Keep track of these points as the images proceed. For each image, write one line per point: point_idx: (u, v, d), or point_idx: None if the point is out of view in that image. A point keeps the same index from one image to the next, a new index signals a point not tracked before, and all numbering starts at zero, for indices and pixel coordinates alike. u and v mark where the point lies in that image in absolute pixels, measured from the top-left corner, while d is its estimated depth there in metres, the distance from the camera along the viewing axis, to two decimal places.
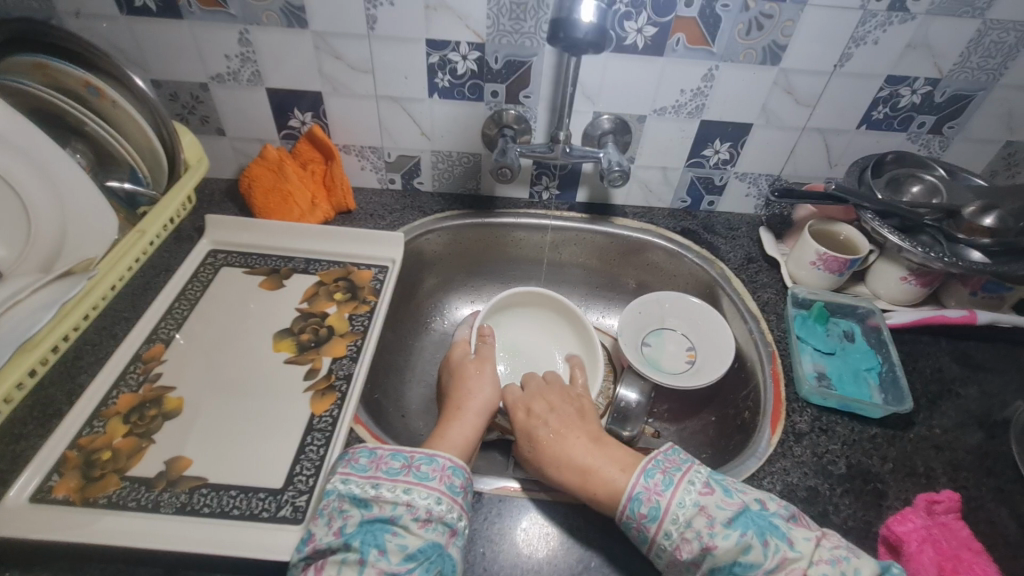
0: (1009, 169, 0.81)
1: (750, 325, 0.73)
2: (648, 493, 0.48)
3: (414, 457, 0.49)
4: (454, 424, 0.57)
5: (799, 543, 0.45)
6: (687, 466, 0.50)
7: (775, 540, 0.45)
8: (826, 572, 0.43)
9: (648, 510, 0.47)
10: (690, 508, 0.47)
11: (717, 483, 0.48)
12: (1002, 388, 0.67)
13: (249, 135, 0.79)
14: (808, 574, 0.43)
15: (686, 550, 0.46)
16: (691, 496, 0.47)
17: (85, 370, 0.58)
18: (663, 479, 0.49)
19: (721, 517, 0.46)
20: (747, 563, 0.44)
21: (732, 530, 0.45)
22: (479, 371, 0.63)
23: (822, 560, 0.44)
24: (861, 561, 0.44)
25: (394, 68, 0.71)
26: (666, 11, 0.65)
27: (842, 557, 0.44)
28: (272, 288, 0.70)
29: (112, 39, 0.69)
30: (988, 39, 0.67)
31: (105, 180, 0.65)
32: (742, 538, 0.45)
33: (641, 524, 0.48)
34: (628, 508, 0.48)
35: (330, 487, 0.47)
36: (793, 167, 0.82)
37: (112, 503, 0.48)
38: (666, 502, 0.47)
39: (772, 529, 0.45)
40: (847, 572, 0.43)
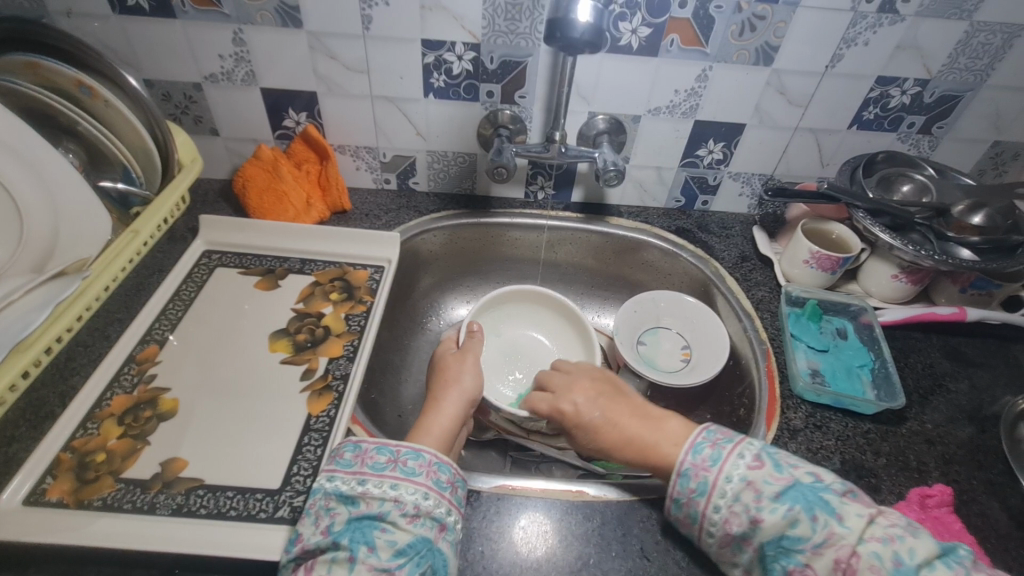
0: (997, 168, 0.82)
1: (745, 324, 0.74)
2: (696, 468, 0.48)
3: (400, 452, 0.49)
4: (434, 413, 0.57)
5: (849, 519, 0.43)
6: (737, 440, 0.49)
7: (823, 515, 0.43)
8: (877, 549, 0.41)
9: (696, 485, 0.48)
10: (738, 482, 0.47)
11: (768, 457, 0.47)
12: (992, 383, 0.68)
13: (243, 135, 0.79)
14: (857, 550, 0.42)
15: (735, 523, 0.46)
16: (739, 471, 0.47)
17: (79, 372, 0.57)
18: (711, 453, 0.49)
19: (769, 491, 0.45)
20: (796, 537, 0.43)
21: (779, 504, 0.44)
22: (459, 361, 0.63)
23: (874, 537, 0.42)
24: (918, 541, 0.41)
25: (390, 68, 0.71)
26: (660, 12, 0.66)
27: (896, 535, 0.42)
28: (267, 288, 0.69)
29: (104, 39, 0.68)
30: (975, 40, 0.68)
31: (98, 179, 0.64)
32: (789, 512, 0.44)
33: (690, 498, 0.48)
34: (676, 483, 0.49)
35: (315, 486, 0.47)
36: (786, 167, 0.83)
37: (107, 505, 0.48)
38: (713, 477, 0.47)
39: (822, 504, 0.44)
40: (901, 551, 0.41)
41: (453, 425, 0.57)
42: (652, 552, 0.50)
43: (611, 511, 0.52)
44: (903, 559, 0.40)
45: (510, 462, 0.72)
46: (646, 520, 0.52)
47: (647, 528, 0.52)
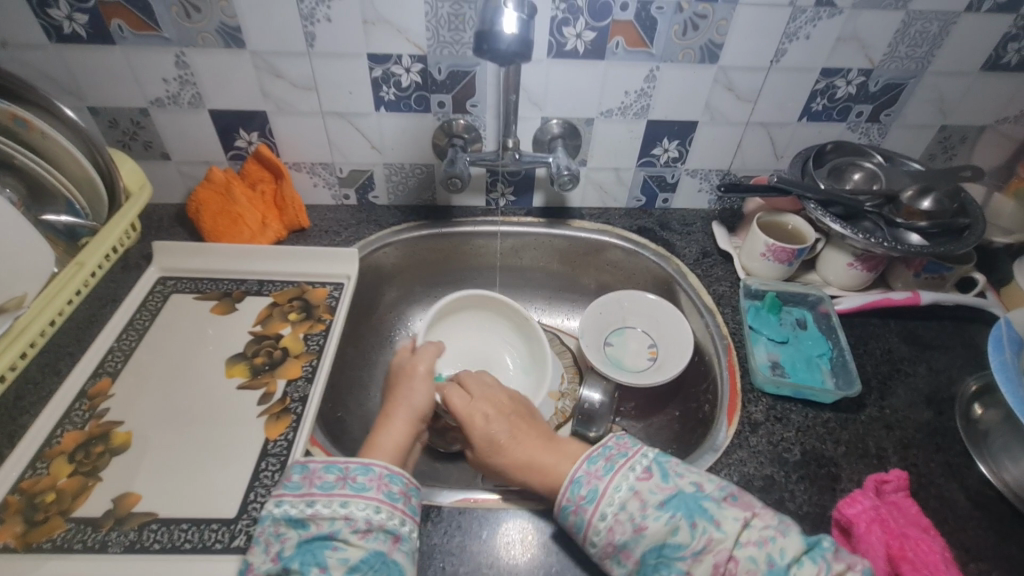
0: (946, 153, 0.84)
1: (706, 319, 0.75)
2: (588, 477, 0.50)
3: (349, 468, 0.48)
4: (384, 430, 0.56)
5: (726, 524, 0.45)
6: (631, 452, 0.51)
7: (702, 522, 0.45)
8: (752, 553, 0.44)
9: (586, 492, 0.49)
10: (626, 491, 0.48)
11: (657, 468, 0.49)
12: (949, 365, 0.69)
13: (195, 157, 0.78)
14: (734, 554, 0.44)
15: (618, 531, 0.46)
16: (628, 482, 0.48)
17: (28, 411, 0.56)
18: (605, 465, 0.50)
19: (654, 500, 0.47)
20: (676, 544, 0.45)
21: (662, 511, 0.46)
22: (411, 374, 0.61)
23: (749, 541, 0.45)
24: (787, 541, 0.45)
25: (338, 83, 0.71)
26: (603, 16, 0.66)
27: (769, 537, 0.45)
28: (224, 313, 0.68)
29: (42, 68, 0.67)
30: (913, 29, 0.69)
31: (40, 214, 0.63)
32: (671, 520, 0.46)
33: (580, 506, 0.48)
34: (568, 492, 0.49)
35: (264, 513, 0.46)
36: (742, 162, 0.84)
37: (58, 547, 0.47)
38: (603, 486, 0.49)
39: (702, 511, 0.46)
40: (772, 552, 0.44)
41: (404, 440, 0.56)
42: None
43: None
44: (775, 559, 0.44)
45: (481, 472, 0.71)
46: None
47: None
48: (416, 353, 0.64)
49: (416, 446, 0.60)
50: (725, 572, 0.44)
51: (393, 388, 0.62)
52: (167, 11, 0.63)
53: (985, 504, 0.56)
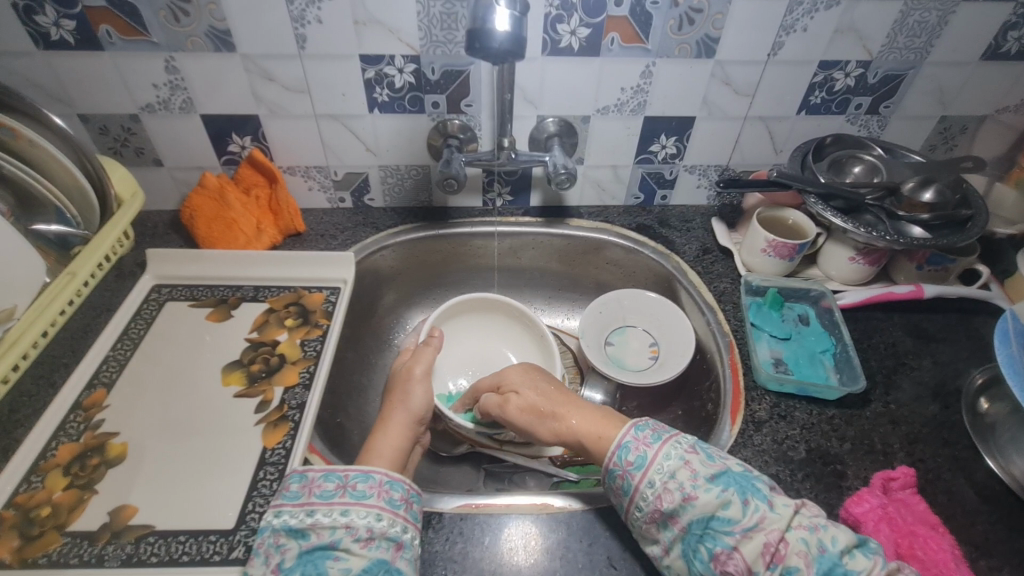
0: (947, 143, 0.83)
1: (707, 316, 0.74)
2: (637, 443, 0.50)
3: (348, 475, 0.48)
4: (386, 433, 0.56)
5: (779, 507, 0.44)
6: (676, 429, 0.51)
7: (755, 500, 0.44)
8: (803, 536, 0.42)
9: (634, 458, 0.49)
10: (675, 462, 0.47)
11: (705, 447, 0.49)
12: (954, 358, 0.68)
13: (188, 163, 0.77)
14: (785, 535, 0.42)
15: (667, 499, 0.46)
16: (678, 452, 0.48)
17: (22, 424, 0.55)
18: (653, 434, 0.50)
19: (705, 473, 0.46)
20: (726, 518, 0.44)
21: (714, 485, 0.45)
22: (408, 378, 0.61)
23: (800, 525, 0.43)
24: (839, 530, 0.43)
25: (331, 85, 0.70)
26: (597, 11, 0.65)
27: (820, 524, 0.43)
28: (220, 320, 0.68)
29: (30, 76, 0.66)
30: (911, 19, 0.69)
31: (30, 223, 0.62)
32: (722, 493, 0.45)
33: (626, 472, 0.49)
34: (615, 458, 0.50)
35: (262, 524, 0.46)
36: (740, 156, 0.83)
37: (53, 562, 0.46)
38: (652, 453, 0.48)
39: (754, 489, 0.45)
40: (824, 538, 0.43)
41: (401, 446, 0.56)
42: (620, 561, 0.50)
43: (576, 521, 0.52)
44: (827, 546, 0.42)
45: (484, 475, 0.71)
46: (613, 527, 0.52)
47: (613, 535, 0.51)
48: (414, 356, 0.64)
49: (414, 453, 0.60)
50: (775, 552, 0.42)
51: (390, 392, 0.61)
52: (155, 16, 0.62)
53: (993, 498, 0.55)
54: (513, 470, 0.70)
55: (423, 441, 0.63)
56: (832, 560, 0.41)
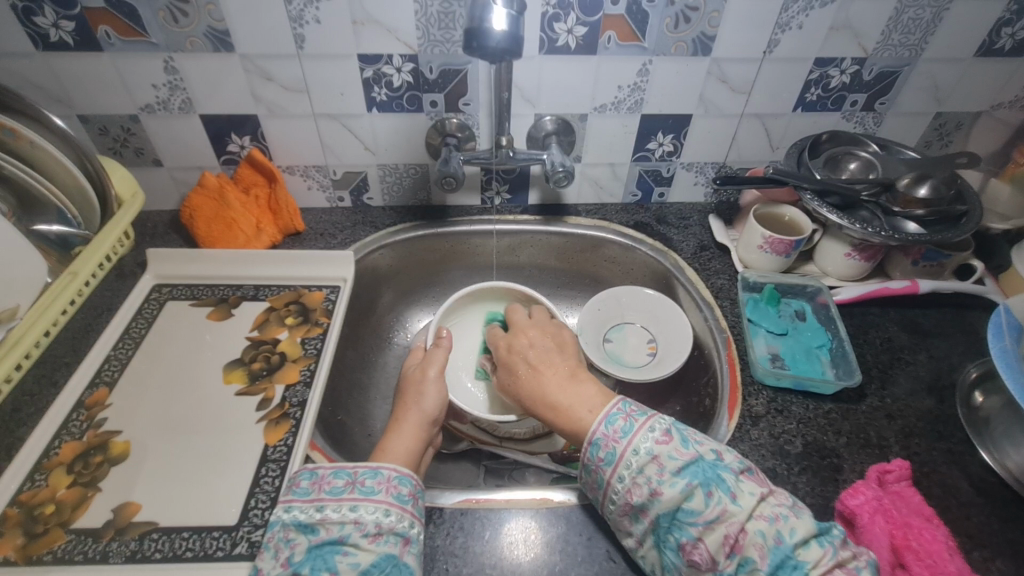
0: (942, 139, 0.83)
1: (705, 313, 0.74)
2: (607, 439, 0.50)
3: (358, 473, 0.48)
4: (397, 434, 0.57)
5: (742, 498, 0.44)
6: (652, 414, 0.51)
7: (718, 492, 0.44)
8: (762, 527, 0.43)
9: (605, 454, 0.49)
10: (643, 455, 0.48)
11: (678, 432, 0.49)
12: (949, 352, 0.69)
13: (188, 163, 0.78)
14: (745, 527, 0.43)
15: (636, 493, 0.47)
16: (646, 444, 0.48)
17: (25, 423, 0.56)
18: (624, 425, 0.50)
19: (672, 465, 0.46)
20: (689, 511, 0.45)
21: (679, 479, 0.46)
22: (422, 379, 0.61)
23: (761, 516, 0.44)
24: (799, 520, 0.43)
25: (329, 85, 0.70)
26: (594, 10, 0.66)
27: (781, 514, 0.44)
28: (220, 319, 0.68)
29: (30, 77, 0.66)
30: (906, 16, 0.69)
31: (31, 224, 0.62)
32: (686, 487, 0.45)
33: (598, 466, 0.49)
34: (588, 451, 0.50)
35: (273, 519, 0.46)
36: (737, 153, 0.84)
37: (58, 559, 0.46)
38: (622, 447, 0.49)
39: (718, 481, 0.45)
40: (783, 530, 0.43)
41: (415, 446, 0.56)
42: (619, 554, 0.50)
43: (574, 516, 0.52)
44: (783, 538, 0.42)
45: (484, 471, 0.71)
46: (612, 522, 0.52)
47: (612, 530, 0.52)
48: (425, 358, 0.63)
49: (427, 452, 0.60)
50: (734, 543, 0.43)
51: (402, 393, 0.61)
52: (153, 17, 0.63)
53: (987, 490, 0.56)
54: (513, 467, 0.71)
55: (437, 441, 0.63)
56: (786, 552, 0.42)
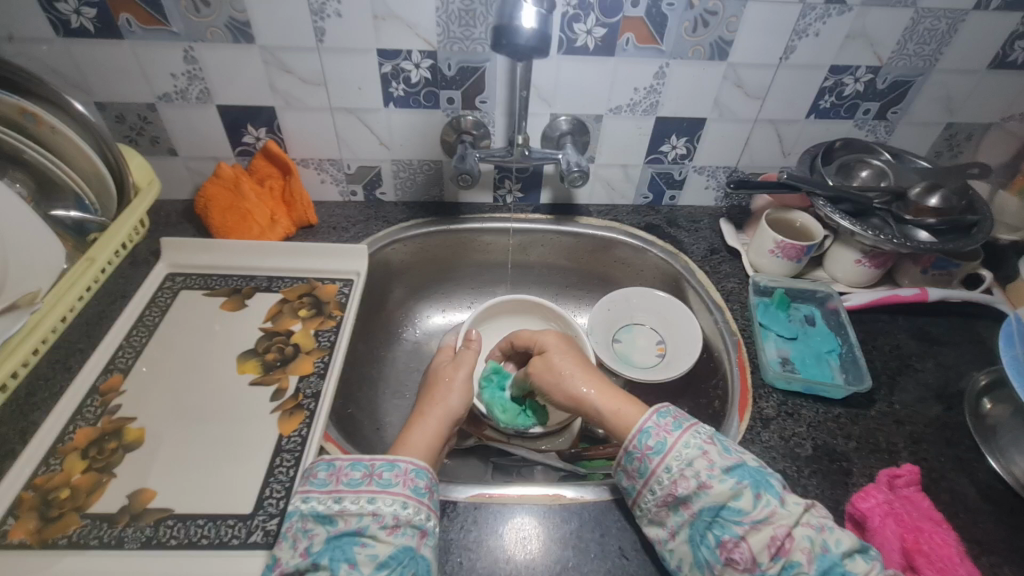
0: (952, 150, 0.84)
1: (715, 315, 0.75)
2: (657, 429, 0.51)
3: (375, 465, 0.48)
4: (419, 427, 0.56)
5: (790, 504, 0.45)
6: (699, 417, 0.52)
7: (768, 495, 0.45)
8: (809, 534, 0.44)
9: (654, 443, 0.50)
10: (694, 450, 0.48)
11: (722, 438, 0.51)
12: (957, 360, 0.69)
13: (203, 153, 0.78)
14: (792, 531, 0.44)
15: (682, 485, 0.47)
16: (697, 441, 0.49)
17: (39, 407, 0.56)
18: (674, 421, 0.51)
19: (722, 463, 0.47)
20: (736, 509, 0.45)
21: (729, 476, 0.46)
22: (451, 377, 0.61)
23: (807, 524, 0.44)
24: (844, 533, 0.45)
25: (348, 79, 0.71)
26: (614, 12, 0.66)
27: (827, 526, 0.45)
28: (234, 309, 0.68)
29: (49, 63, 0.66)
30: (921, 26, 0.70)
31: (49, 209, 0.62)
32: (737, 484, 0.46)
33: (644, 455, 0.50)
34: (635, 440, 0.51)
35: (290, 509, 0.46)
36: (749, 158, 0.84)
37: (73, 543, 0.47)
38: (672, 440, 0.49)
39: (767, 485, 0.46)
40: (829, 539, 0.44)
41: (437, 440, 0.56)
42: (630, 551, 0.50)
43: (587, 513, 0.53)
44: (830, 547, 0.43)
45: (492, 468, 0.71)
46: (624, 519, 0.53)
47: (624, 527, 0.52)
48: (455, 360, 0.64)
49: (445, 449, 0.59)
50: (780, 545, 0.43)
51: (429, 388, 0.61)
52: (175, 6, 0.63)
53: (995, 497, 0.56)
54: (521, 464, 0.71)
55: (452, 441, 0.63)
56: (835, 560, 0.43)
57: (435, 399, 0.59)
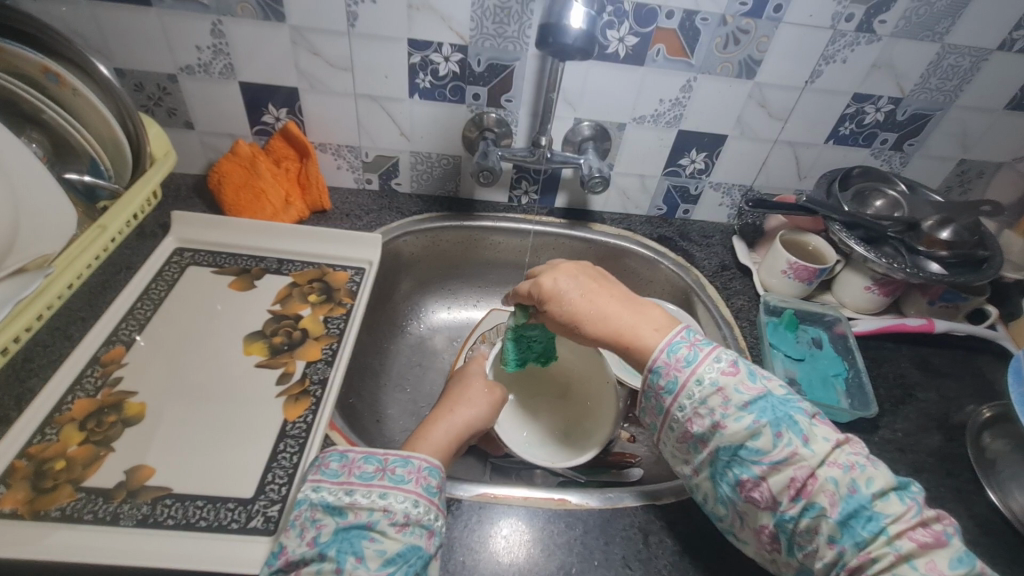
0: (962, 186, 0.85)
1: (723, 331, 0.75)
2: (668, 367, 0.49)
3: (388, 460, 0.47)
4: (442, 423, 0.56)
5: (815, 443, 0.44)
6: (716, 344, 0.50)
7: (789, 433, 0.44)
8: (835, 475, 0.43)
9: (665, 383, 0.49)
10: (708, 387, 0.48)
11: (744, 365, 0.49)
12: (959, 393, 0.70)
13: (219, 129, 0.76)
14: (815, 471, 0.43)
15: (698, 423, 0.48)
16: (711, 375, 0.48)
17: (36, 374, 0.54)
18: (687, 354, 0.50)
19: (738, 400, 0.46)
20: (755, 448, 0.45)
21: (745, 414, 0.46)
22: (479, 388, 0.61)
23: (835, 463, 0.43)
24: (877, 472, 0.43)
25: (375, 67, 0.70)
26: (648, 22, 0.66)
27: (857, 464, 0.43)
28: (242, 289, 0.67)
29: (71, 24, 0.65)
30: (945, 62, 0.71)
31: (63, 172, 0.61)
32: (754, 423, 0.45)
33: (659, 394, 0.50)
34: (650, 379, 0.51)
35: (301, 497, 0.45)
36: (765, 179, 0.85)
37: (66, 516, 0.45)
38: (684, 377, 0.49)
39: (790, 423, 0.45)
40: (858, 479, 0.42)
41: (456, 438, 0.55)
42: (634, 561, 0.50)
43: (592, 520, 0.53)
44: (859, 487, 0.42)
45: (490, 469, 0.70)
46: (629, 528, 0.52)
47: (628, 536, 0.52)
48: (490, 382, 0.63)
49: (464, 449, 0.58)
50: (801, 487, 0.43)
51: (456, 390, 0.61)
52: None
53: (992, 530, 0.57)
54: (520, 466, 0.70)
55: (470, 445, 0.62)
56: (861, 502, 0.41)
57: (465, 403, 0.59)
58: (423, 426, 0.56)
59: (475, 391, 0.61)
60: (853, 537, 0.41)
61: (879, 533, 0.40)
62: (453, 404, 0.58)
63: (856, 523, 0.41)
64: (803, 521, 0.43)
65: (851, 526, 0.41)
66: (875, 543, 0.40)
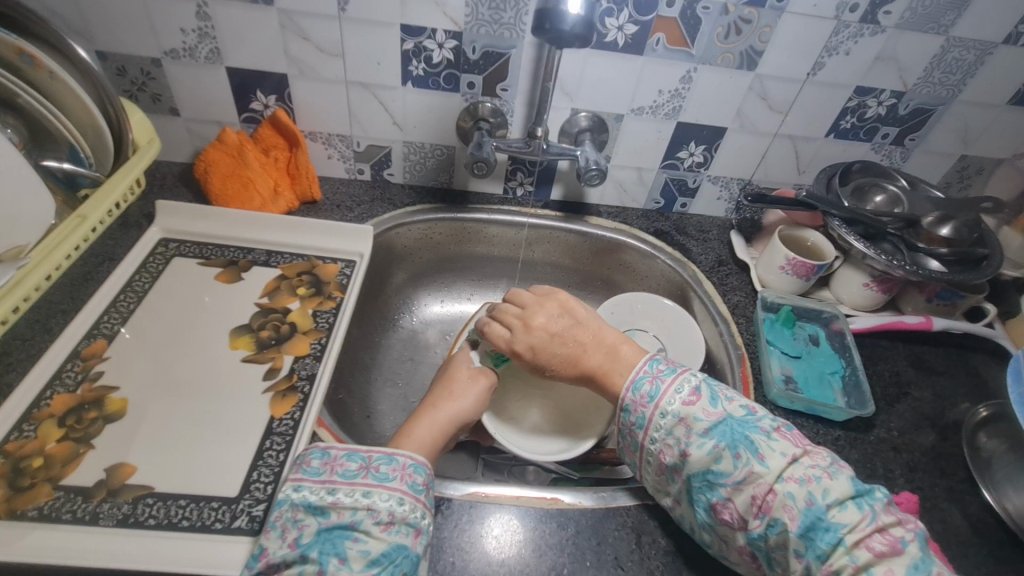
0: (962, 182, 0.84)
1: (720, 328, 0.74)
2: (635, 404, 0.51)
3: (372, 457, 0.46)
4: (428, 421, 0.55)
5: (770, 459, 0.44)
6: (679, 372, 0.51)
7: (746, 454, 0.45)
8: (792, 489, 0.43)
9: (635, 419, 0.51)
10: (672, 419, 0.49)
11: (706, 390, 0.49)
12: (954, 391, 0.70)
13: (205, 116, 0.74)
14: (773, 488, 0.43)
15: (668, 453, 0.49)
16: (674, 407, 0.49)
17: (14, 368, 0.53)
18: (650, 390, 0.51)
19: (699, 427, 0.47)
20: (719, 472, 0.45)
21: (706, 440, 0.46)
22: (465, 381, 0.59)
23: (792, 478, 0.43)
24: (834, 483, 0.43)
25: (367, 53, 0.68)
26: (648, 10, 0.65)
27: (814, 476, 0.43)
28: (229, 282, 0.65)
29: (51, 5, 0.62)
30: (949, 56, 0.69)
31: (41, 159, 0.60)
32: (714, 449, 0.46)
33: (632, 430, 0.51)
34: (622, 416, 0.52)
35: (280, 497, 0.44)
36: (764, 172, 0.84)
37: (44, 516, 0.44)
38: (649, 412, 0.50)
39: (747, 443, 0.45)
40: (815, 491, 0.43)
41: (441, 435, 0.54)
42: (627, 562, 0.49)
43: (584, 520, 0.52)
44: (815, 499, 0.42)
45: (482, 465, 0.69)
46: (622, 528, 0.52)
47: (622, 537, 0.51)
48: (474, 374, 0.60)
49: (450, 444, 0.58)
50: (763, 505, 0.43)
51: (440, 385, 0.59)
52: None
53: (986, 530, 0.57)
54: (512, 463, 0.69)
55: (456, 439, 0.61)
56: (818, 514, 0.41)
57: (448, 397, 0.57)
58: (410, 423, 0.54)
59: (457, 385, 0.59)
60: (815, 551, 0.41)
61: (838, 543, 0.40)
62: (436, 399, 0.57)
63: (816, 535, 0.41)
64: (771, 538, 0.43)
65: (812, 539, 0.41)
66: (836, 555, 0.40)
